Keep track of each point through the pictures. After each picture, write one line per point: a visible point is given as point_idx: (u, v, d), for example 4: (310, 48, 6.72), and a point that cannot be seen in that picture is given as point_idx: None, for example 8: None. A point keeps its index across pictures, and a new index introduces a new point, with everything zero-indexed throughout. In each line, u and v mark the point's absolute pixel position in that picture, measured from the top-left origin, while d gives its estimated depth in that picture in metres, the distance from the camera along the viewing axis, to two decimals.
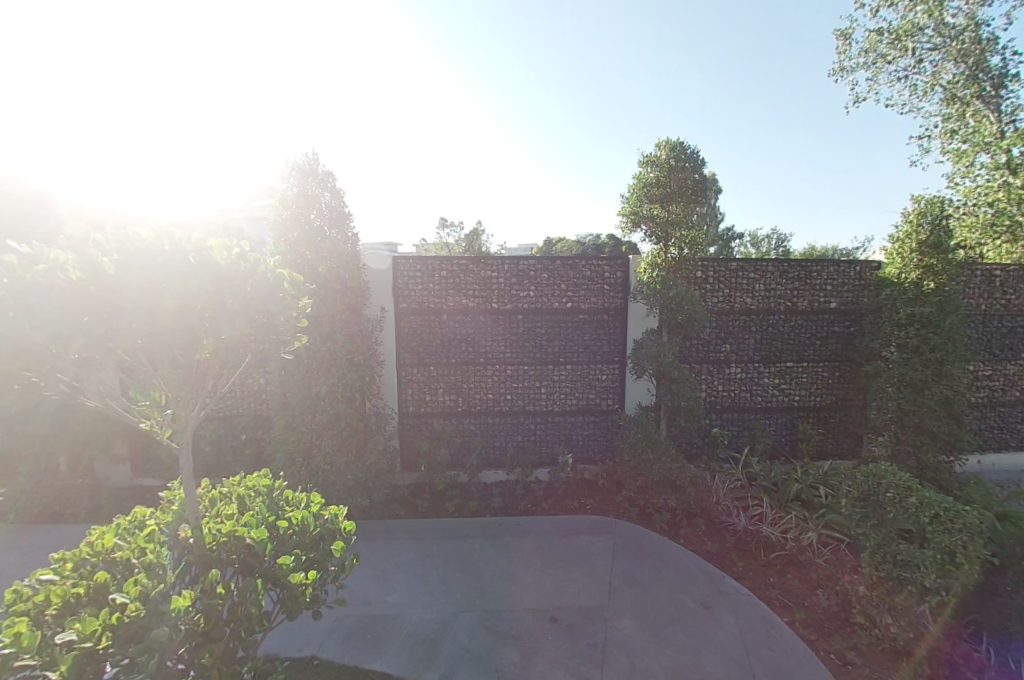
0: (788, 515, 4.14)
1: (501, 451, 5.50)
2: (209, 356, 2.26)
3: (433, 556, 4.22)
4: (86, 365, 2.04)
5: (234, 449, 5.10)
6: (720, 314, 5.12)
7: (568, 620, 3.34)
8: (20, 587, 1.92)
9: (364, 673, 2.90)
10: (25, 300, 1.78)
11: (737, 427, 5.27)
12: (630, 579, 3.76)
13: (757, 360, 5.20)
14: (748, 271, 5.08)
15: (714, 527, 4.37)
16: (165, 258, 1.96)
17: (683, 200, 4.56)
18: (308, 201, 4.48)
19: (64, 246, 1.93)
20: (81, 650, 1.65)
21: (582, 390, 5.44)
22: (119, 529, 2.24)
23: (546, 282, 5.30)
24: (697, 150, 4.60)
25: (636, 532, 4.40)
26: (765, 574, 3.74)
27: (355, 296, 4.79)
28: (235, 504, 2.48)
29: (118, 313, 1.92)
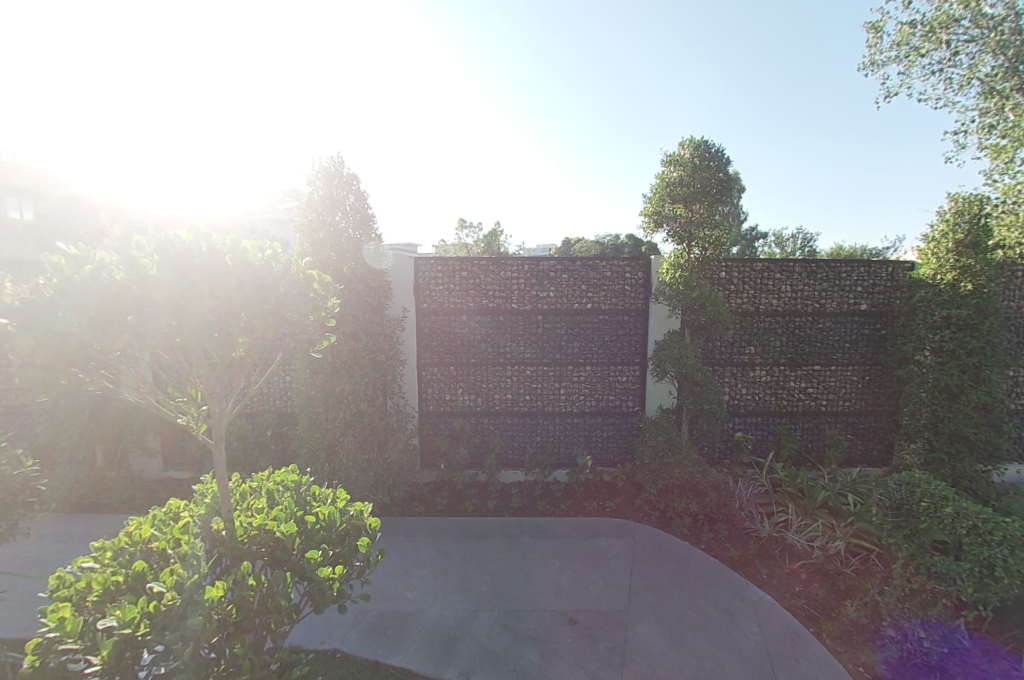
0: (815, 523, 4.00)
1: (519, 451, 5.51)
2: (244, 355, 2.34)
3: (453, 554, 4.26)
4: (128, 362, 2.11)
5: (260, 445, 5.22)
6: (744, 316, 5.03)
7: (588, 623, 3.33)
8: (63, 573, 2.01)
9: (385, 668, 2.94)
10: (74, 300, 1.86)
11: (761, 431, 5.17)
12: (650, 584, 3.73)
13: (783, 363, 5.09)
14: (774, 271, 4.98)
15: (737, 533, 4.29)
16: (203, 259, 2.05)
17: (707, 200, 4.50)
18: (332, 203, 4.58)
19: (108, 248, 2.01)
20: (121, 637, 1.72)
21: (601, 391, 5.41)
22: (154, 520, 2.33)
23: (566, 283, 5.29)
24: (721, 148, 4.53)
25: (656, 536, 4.36)
26: (789, 582, 3.66)
27: (377, 295, 4.86)
28: (265, 499, 2.56)
29: (158, 313, 1.98)
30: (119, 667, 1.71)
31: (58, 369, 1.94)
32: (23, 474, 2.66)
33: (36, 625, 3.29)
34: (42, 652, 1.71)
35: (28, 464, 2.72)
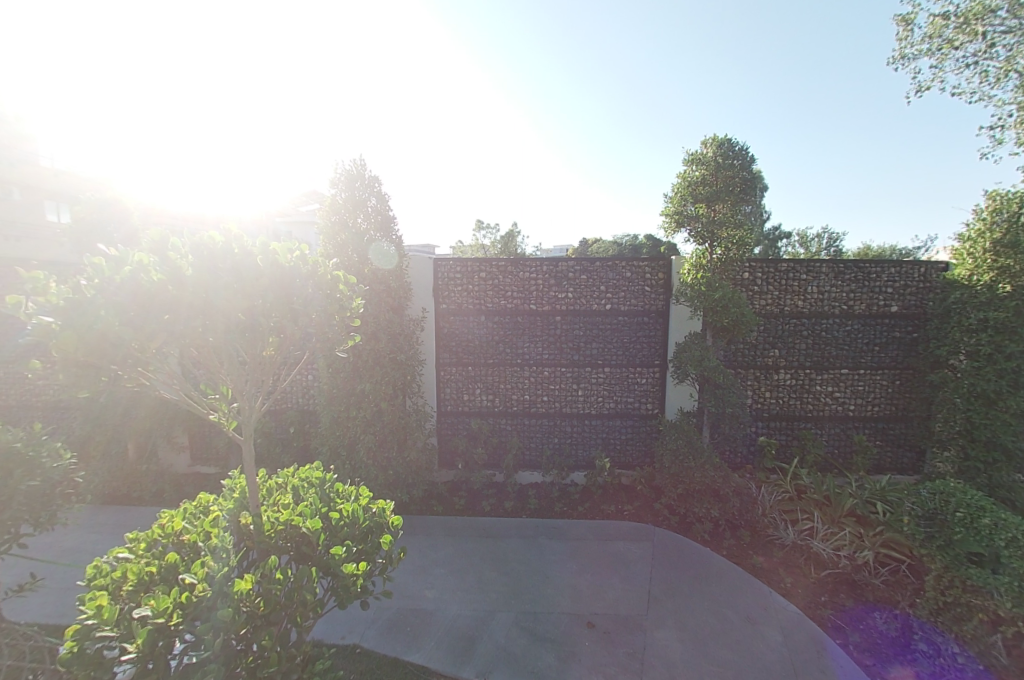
0: (841, 532, 3.84)
1: (537, 452, 5.51)
2: (273, 353, 2.40)
3: (472, 554, 4.28)
4: (164, 360, 2.19)
5: (283, 442, 5.34)
6: (768, 317, 4.94)
7: (605, 626, 3.31)
8: (100, 563, 2.10)
9: (404, 666, 2.97)
10: (115, 299, 1.93)
11: (785, 436, 5.06)
12: (669, 589, 3.68)
13: (808, 366, 4.97)
14: (800, 272, 4.87)
15: (760, 540, 4.20)
16: (235, 260, 2.11)
17: (731, 199, 4.43)
18: (354, 205, 4.66)
19: (146, 250, 2.08)
20: (155, 625, 1.78)
21: (620, 393, 5.36)
22: (185, 513, 2.40)
23: (585, 284, 5.26)
24: (745, 146, 4.46)
25: (676, 541, 4.31)
26: (815, 592, 3.56)
27: (398, 296, 4.91)
28: (291, 495, 2.61)
29: (193, 312, 2.05)
30: (151, 654, 1.76)
31: (99, 367, 2.02)
32: (63, 466, 2.77)
33: (73, 612, 3.42)
34: (80, 638, 1.77)
35: (67, 457, 2.84)
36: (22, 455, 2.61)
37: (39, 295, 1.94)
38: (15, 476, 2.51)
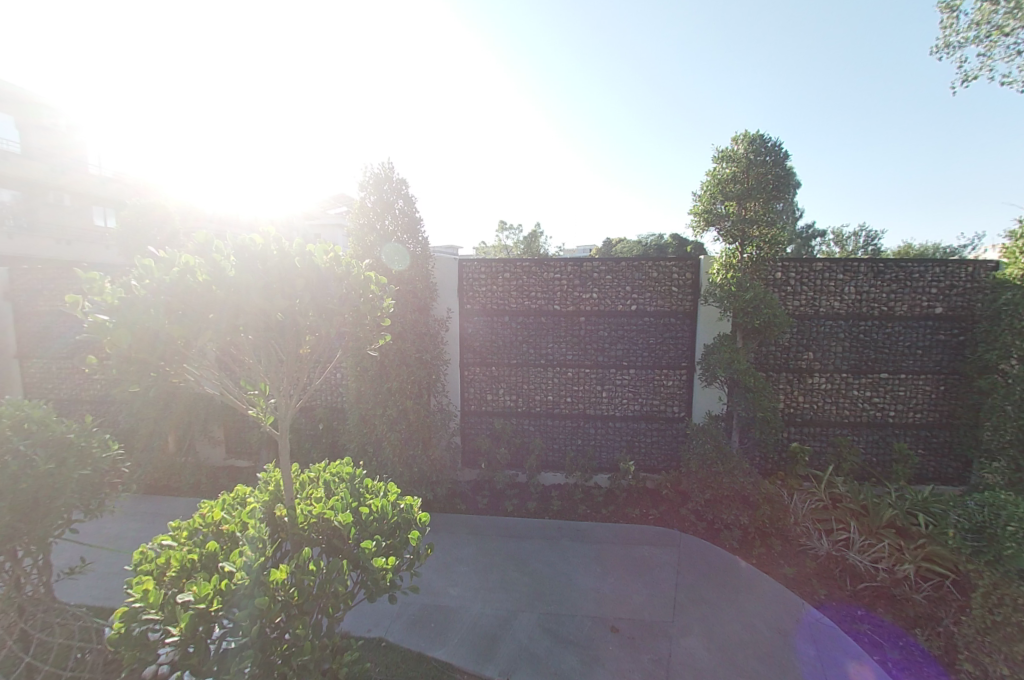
0: (880, 544, 3.67)
1: (560, 453, 5.49)
2: (309, 352, 2.47)
3: (495, 553, 4.30)
4: (209, 357, 2.28)
5: (312, 438, 5.50)
6: (803, 319, 4.79)
7: (630, 631, 3.27)
8: (146, 549, 2.21)
9: (428, 661, 3.01)
10: (164, 299, 2.02)
11: (820, 442, 4.91)
12: (696, 597, 3.62)
13: (845, 370, 4.80)
14: (837, 272, 4.72)
15: (791, 549, 4.07)
16: (274, 260, 2.18)
17: (763, 196, 4.32)
18: (382, 206, 4.75)
19: (192, 251, 2.17)
20: (197, 611, 1.86)
21: (645, 396, 5.29)
22: (225, 504, 2.51)
23: (610, 284, 5.22)
24: (778, 142, 4.34)
25: (703, 547, 4.23)
26: (850, 606, 3.44)
27: (424, 296, 4.98)
28: (322, 489, 2.69)
29: (236, 311, 2.13)
30: (193, 639, 1.84)
31: (150, 364, 2.12)
32: (110, 456, 2.92)
33: (119, 595, 3.60)
34: (127, 620, 1.85)
35: (115, 447, 2.99)
36: (75, 445, 2.76)
37: (96, 294, 2.05)
38: (68, 464, 2.66)
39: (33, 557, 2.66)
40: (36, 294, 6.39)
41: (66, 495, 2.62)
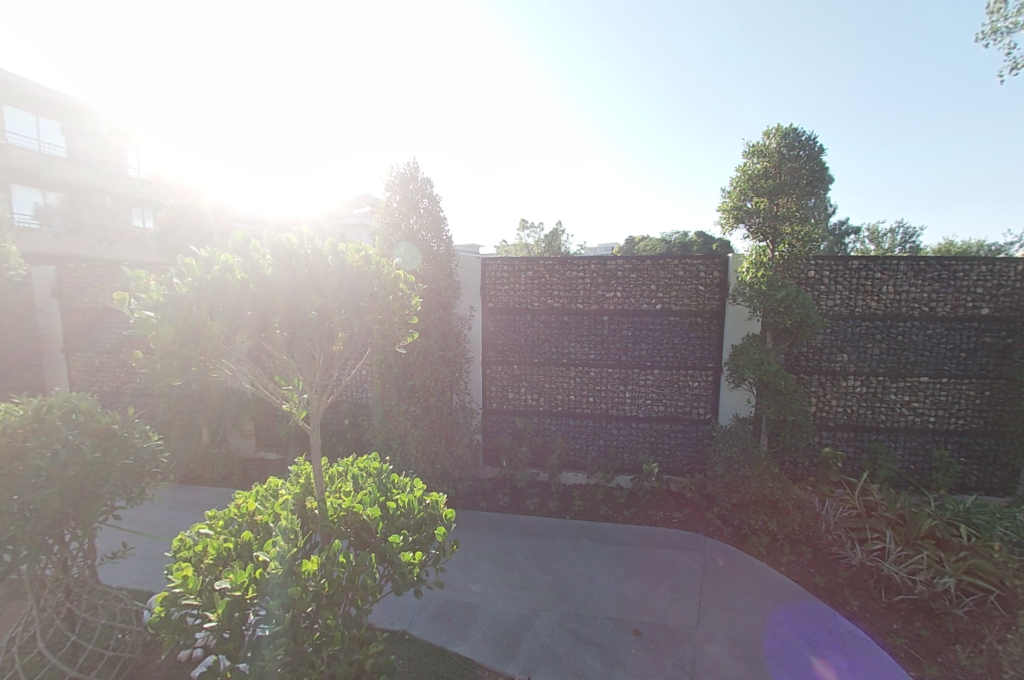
0: (918, 555, 3.49)
1: (581, 453, 5.47)
2: (342, 349, 2.53)
3: (517, 551, 4.31)
4: (244, 353, 2.35)
5: (337, 432, 5.61)
6: (837, 320, 4.64)
7: (653, 635, 3.24)
8: (185, 536, 2.30)
9: (450, 656, 3.04)
10: (204, 295, 2.09)
11: (853, 447, 4.75)
12: (722, 603, 3.55)
13: (882, 373, 4.64)
14: (874, 271, 4.55)
15: (822, 558, 3.96)
16: (309, 258, 2.23)
17: (796, 192, 4.18)
18: (406, 206, 4.81)
19: (231, 249, 2.25)
20: (233, 598, 1.93)
21: (670, 397, 5.22)
22: (259, 495, 2.59)
23: (634, 283, 5.15)
24: (813, 136, 4.24)
25: (728, 552, 4.15)
26: (885, 619, 3.32)
27: (447, 294, 5.03)
28: (351, 483, 2.75)
29: (274, 308, 2.19)
30: (228, 625, 1.91)
31: (192, 358, 2.20)
32: (151, 446, 3.04)
33: (156, 580, 3.74)
34: (167, 604, 1.95)
35: (154, 438, 3.11)
36: (118, 435, 2.89)
37: (142, 292, 2.14)
38: (112, 453, 2.78)
39: (78, 540, 2.78)
40: (81, 292, 6.72)
41: (110, 482, 2.73)
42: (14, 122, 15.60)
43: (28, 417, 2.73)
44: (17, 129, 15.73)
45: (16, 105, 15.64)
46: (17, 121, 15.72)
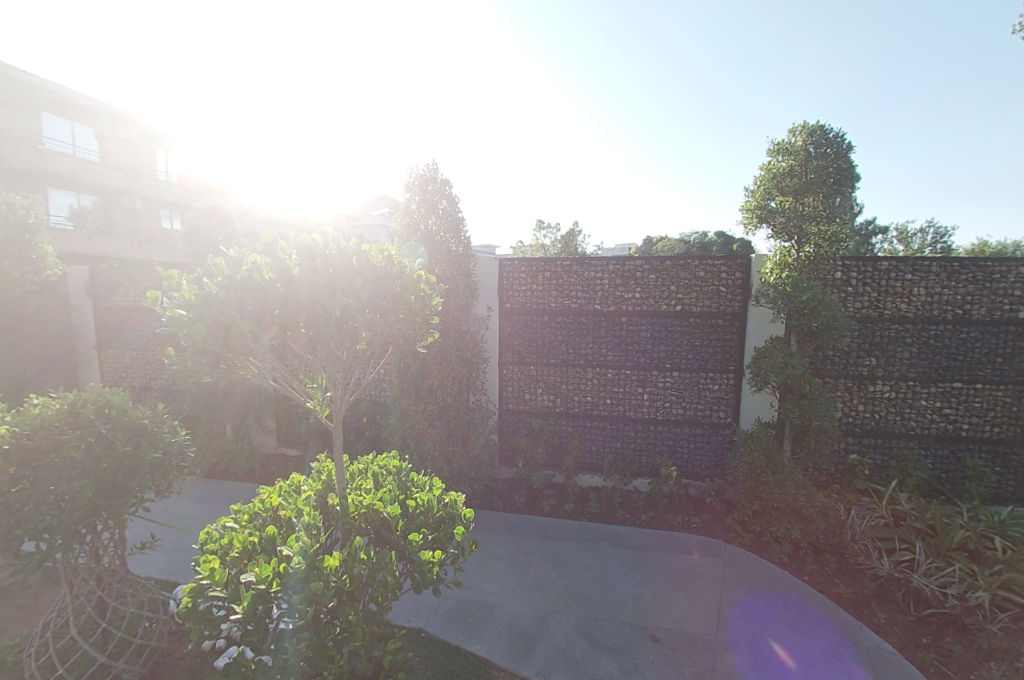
0: (950, 567, 3.38)
1: (598, 456, 5.43)
2: (364, 348, 2.57)
3: (533, 552, 4.30)
4: (271, 352, 2.40)
5: (356, 430, 5.69)
6: (864, 322, 4.52)
7: (671, 642, 3.20)
8: (211, 529, 2.35)
9: (466, 655, 3.05)
10: (233, 294, 2.15)
11: (881, 454, 4.62)
12: (742, 611, 3.48)
13: (912, 378, 4.50)
14: (904, 272, 4.42)
15: (848, 568, 3.85)
16: (335, 258, 2.28)
17: (823, 191, 4.10)
18: (426, 206, 4.86)
19: (259, 249, 2.30)
20: (258, 591, 1.97)
21: (689, 399, 5.14)
22: (282, 491, 2.64)
23: (654, 284, 5.10)
24: (840, 133, 4.13)
25: (749, 559, 4.08)
26: (914, 632, 3.22)
27: (465, 295, 5.06)
28: (371, 480, 2.78)
29: (299, 307, 2.24)
30: (253, 617, 1.95)
31: (220, 356, 2.26)
32: (179, 440, 3.13)
33: (181, 571, 3.84)
34: (194, 595, 1.99)
35: (182, 433, 3.20)
36: (148, 429, 2.98)
37: (174, 291, 2.20)
38: (143, 447, 2.87)
39: (109, 531, 2.87)
40: (113, 291, 6.95)
41: (141, 475, 2.82)
42: (50, 127, 16.17)
43: (64, 410, 2.84)
44: (54, 134, 16.29)
45: (54, 110, 16.21)
46: (54, 126, 16.28)
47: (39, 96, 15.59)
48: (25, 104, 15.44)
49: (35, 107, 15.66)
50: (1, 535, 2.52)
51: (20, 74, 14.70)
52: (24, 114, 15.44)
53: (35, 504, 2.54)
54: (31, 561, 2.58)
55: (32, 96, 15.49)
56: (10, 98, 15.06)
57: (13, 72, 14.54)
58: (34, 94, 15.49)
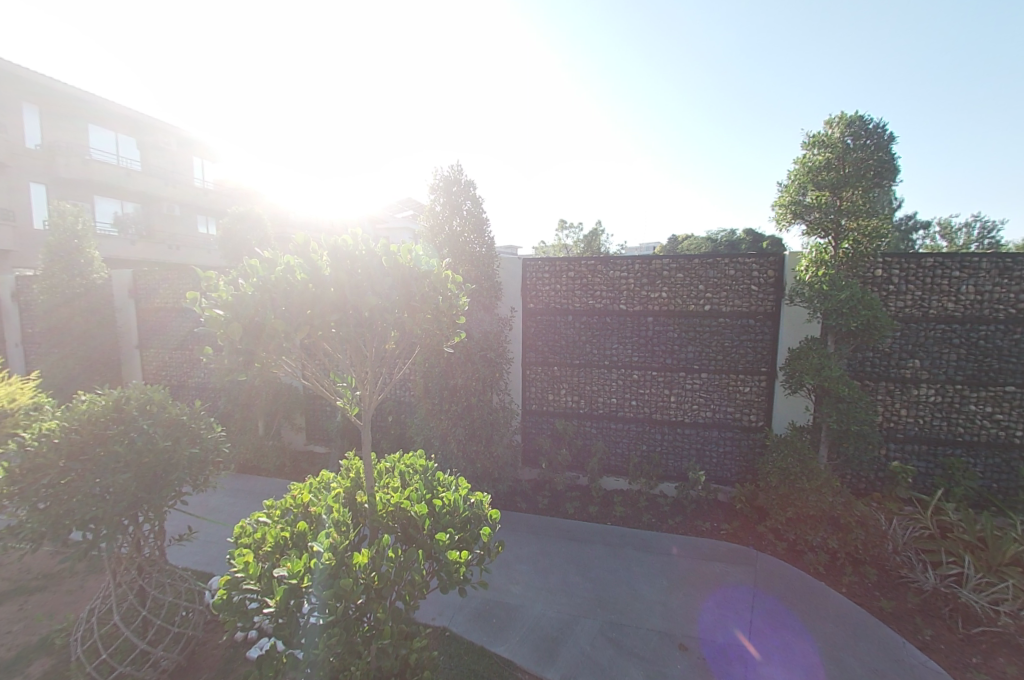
0: (1003, 583, 3.19)
1: (623, 458, 5.36)
2: (393, 347, 2.60)
3: (558, 555, 4.28)
4: (303, 350, 2.45)
5: (382, 429, 5.78)
6: (908, 323, 4.32)
7: (701, 651, 3.12)
8: (246, 523, 2.42)
9: (491, 656, 3.05)
10: (267, 293, 2.20)
11: (925, 461, 4.41)
12: (776, 622, 3.37)
13: (960, 381, 4.28)
14: (952, 270, 4.21)
15: (889, 581, 3.68)
16: (365, 259, 2.32)
17: (862, 185, 3.94)
18: (450, 208, 4.90)
19: (292, 250, 2.36)
20: (290, 585, 2.01)
21: (718, 402, 5.02)
22: (313, 487, 2.70)
23: (681, 283, 5.00)
24: (881, 123, 3.96)
25: (781, 568, 3.96)
26: (963, 651, 3.04)
27: (489, 295, 5.08)
28: (398, 479, 2.81)
29: (330, 307, 2.28)
30: (285, 611, 1.99)
31: (254, 355, 2.31)
32: (214, 437, 3.23)
33: (216, 562, 3.98)
34: (229, 588, 2.05)
35: (218, 430, 3.30)
36: (186, 426, 3.10)
37: (212, 291, 2.27)
38: (181, 442, 2.98)
39: (150, 523, 2.98)
40: (153, 292, 7.23)
41: (179, 469, 2.92)
42: (96, 138, 16.99)
43: (109, 406, 2.96)
44: (100, 144, 17.11)
45: (99, 121, 17.03)
46: (99, 137, 17.10)
47: (86, 108, 16.41)
48: (74, 116, 16.27)
49: (82, 118, 16.49)
50: (51, 524, 2.64)
51: (69, 88, 15.51)
52: (73, 125, 16.28)
53: (81, 496, 2.65)
54: (78, 550, 2.70)
55: (80, 108, 16.31)
56: (60, 111, 15.90)
57: (64, 86, 15.35)
58: (82, 106, 16.31)
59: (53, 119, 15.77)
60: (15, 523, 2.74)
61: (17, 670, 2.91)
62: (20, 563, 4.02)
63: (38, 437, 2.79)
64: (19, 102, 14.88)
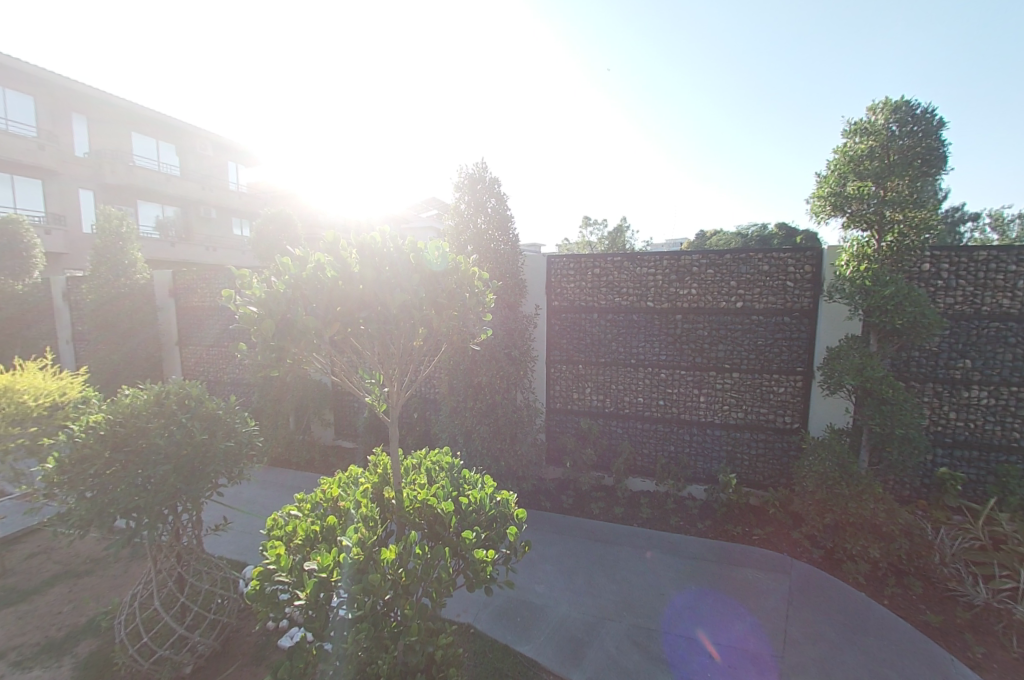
0: None
1: (650, 459, 5.26)
2: (420, 343, 2.61)
3: (583, 555, 4.24)
4: (333, 346, 2.48)
5: (407, 426, 5.85)
6: (957, 321, 4.09)
7: (732, 660, 3.02)
8: (278, 516, 2.48)
9: (515, 655, 3.04)
10: (300, 290, 2.24)
11: (974, 467, 4.18)
12: (812, 633, 3.25)
13: (1015, 383, 4.03)
14: (1007, 264, 3.96)
15: (934, 593, 3.50)
16: (394, 255, 2.34)
17: (908, 173, 3.74)
18: (475, 206, 4.90)
19: (323, 247, 2.39)
20: (319, 579, 2.04)
21: (750, 402, 4.87)
22: (342, 482, 2.74)
23: (712, 279, 4.86)
24: (930, 109, 3.76)
25: (817, 576, 3.81)
26: (1019, 672, 2.85)
27: (514, 293, 5.06)
28: (425, 476, 2.82)
29: (360, 302, 2.30)
30: (315, 604, 2.02)
31: (286, 352, 2.35)
32: (248, 431, 3.33)
33: (250, 552, 4.12)
34: (262, 578, 2.09)
35: (251, 424, 3.40)
36: (222, 420, 3.19)
37: (246, 289, 2.31)
38: (217, 436, 3.08)
39: (187, 513, 3.08)
40: (191, 292, 7.50)
41: (215, 462, 3.02)
42: (139, 144, 17.74)
43: (150, 401, 3.07)
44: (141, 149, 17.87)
45: (141, 128, 17.77)
46: (142, 143, 17.85)
47: (130, 116, 17.15)
48: (119, 124, 17.05)
49: (126, 125, 17.24)
50: (97, 512, 2.74)
51: (115, 97, 16.26)
52: (117, 132, 17.03)
53: (125, 486, 2.75)
54: (121, 537, 2.80)
55: (124, 115, 17.06)
56: (105, 119, 16.65)
57: (109, 96, 16.11)
58: (126, 114, 17.06)
59: (100, 127, 16.56)
60: (66, 510, 2.88)
61: (66, 650, 3.06)
62: (70, 548, 4.24)
63: (87, 429, 2.92)
64: (70, 112, 15.68)
